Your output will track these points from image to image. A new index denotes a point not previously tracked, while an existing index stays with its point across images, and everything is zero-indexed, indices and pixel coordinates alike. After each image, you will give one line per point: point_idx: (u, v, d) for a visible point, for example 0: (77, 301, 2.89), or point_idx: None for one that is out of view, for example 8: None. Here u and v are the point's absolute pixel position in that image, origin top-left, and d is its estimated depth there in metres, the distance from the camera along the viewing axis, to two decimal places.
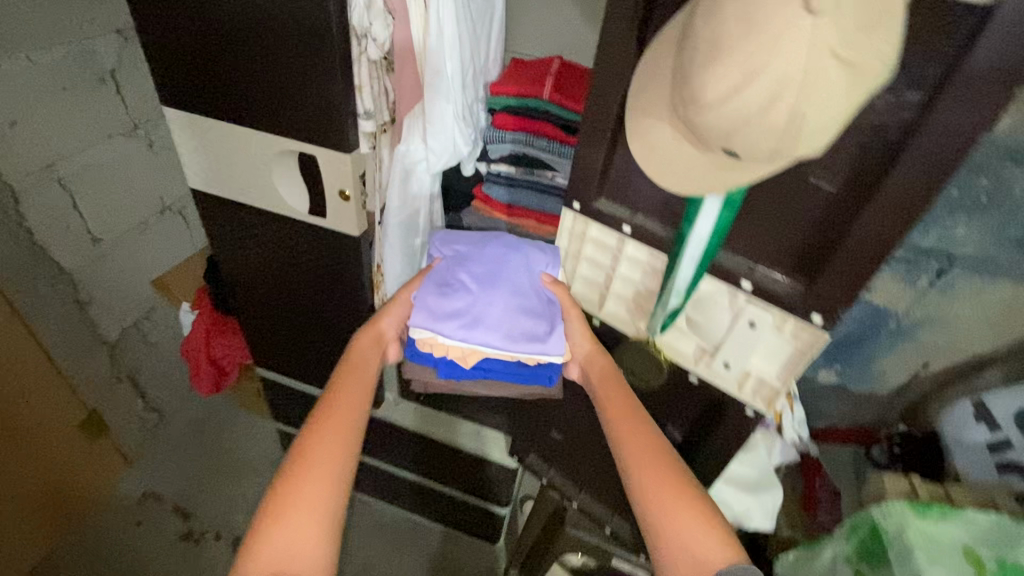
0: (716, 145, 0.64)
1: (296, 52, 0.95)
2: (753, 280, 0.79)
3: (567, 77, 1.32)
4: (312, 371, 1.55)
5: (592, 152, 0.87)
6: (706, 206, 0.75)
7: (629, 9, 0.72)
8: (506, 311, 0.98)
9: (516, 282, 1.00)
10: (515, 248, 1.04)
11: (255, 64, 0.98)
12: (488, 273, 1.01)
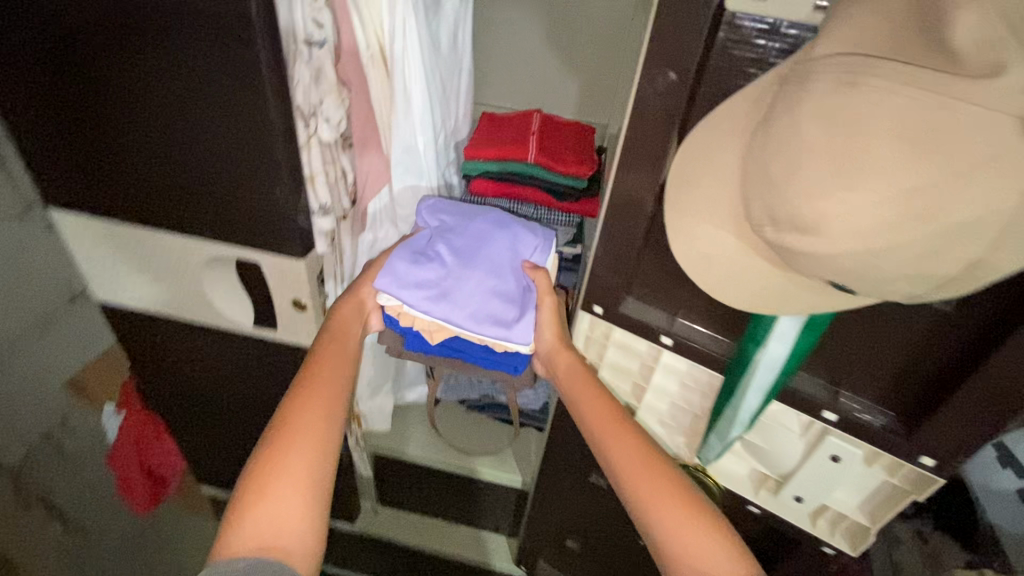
0: (823, 274, 0.48)
1: (230, 147, 0.72)
2: (837, 411, 0.64)
3: (550, 134, 1.16)
4: None
5: (618, 250, 0.70)
6: (781, 328, 0.60)
7: (669, 85, 0.56)
8: (478, 290, 0.79)
9: (498, 261, 0.81)
10: (503, 225, 0.84)
11: (173, 156, 0.75)
12: (470, 245, 0.82)
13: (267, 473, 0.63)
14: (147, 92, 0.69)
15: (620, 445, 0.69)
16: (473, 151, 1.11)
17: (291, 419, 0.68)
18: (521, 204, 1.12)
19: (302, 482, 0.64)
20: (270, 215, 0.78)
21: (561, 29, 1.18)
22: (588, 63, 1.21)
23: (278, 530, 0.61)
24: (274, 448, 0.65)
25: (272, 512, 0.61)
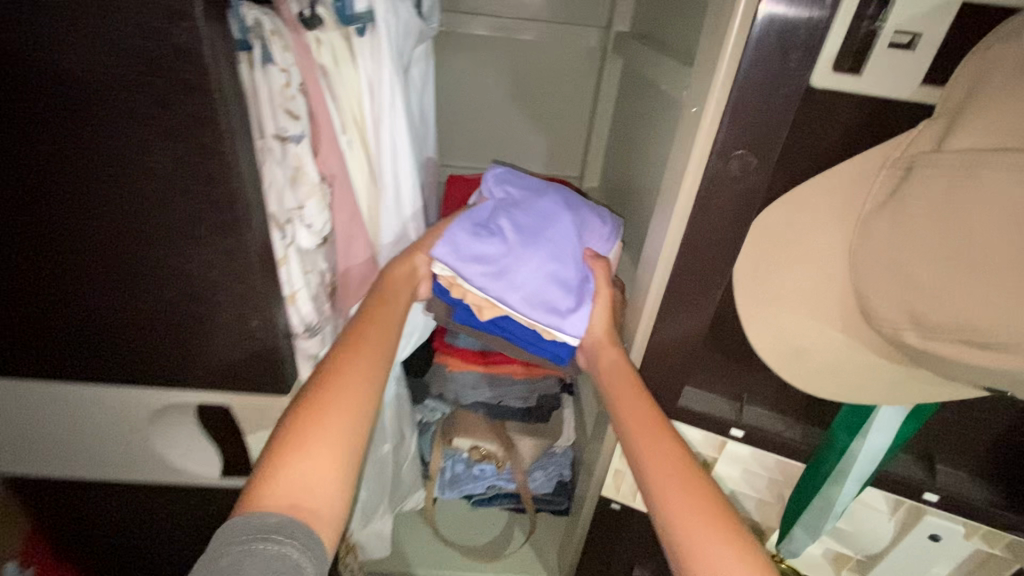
0: (970, 381, 0.42)
1: (185, 275, 0.56)
2: (940, 491, 0.59)
3: None
4: None
5: (677, 341, 0.62)
6: (881, 416, 0.54)
7: (744, 170, 0.50)
8: (537, 274, 0.70)
9: (563, 245, 0.72)
10: (573, 207, 0.75)
11: (97, 295, 0.56)
12: (536, 225, 0.72)
13: (305, 432, 0.53)
14: (64, 223, 0.51)
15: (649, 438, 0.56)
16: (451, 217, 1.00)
17: (333, 379, 0.57)
18: None
19: (334, 451, 0.54)
20: (247, 349, 0.62)
21: (528, 88, 1.11)
22: (558, 116, 1.14)
23: (306, 494, 0.51)
24: (314, 406, 0.55)
25: (307, 474, 0.52)
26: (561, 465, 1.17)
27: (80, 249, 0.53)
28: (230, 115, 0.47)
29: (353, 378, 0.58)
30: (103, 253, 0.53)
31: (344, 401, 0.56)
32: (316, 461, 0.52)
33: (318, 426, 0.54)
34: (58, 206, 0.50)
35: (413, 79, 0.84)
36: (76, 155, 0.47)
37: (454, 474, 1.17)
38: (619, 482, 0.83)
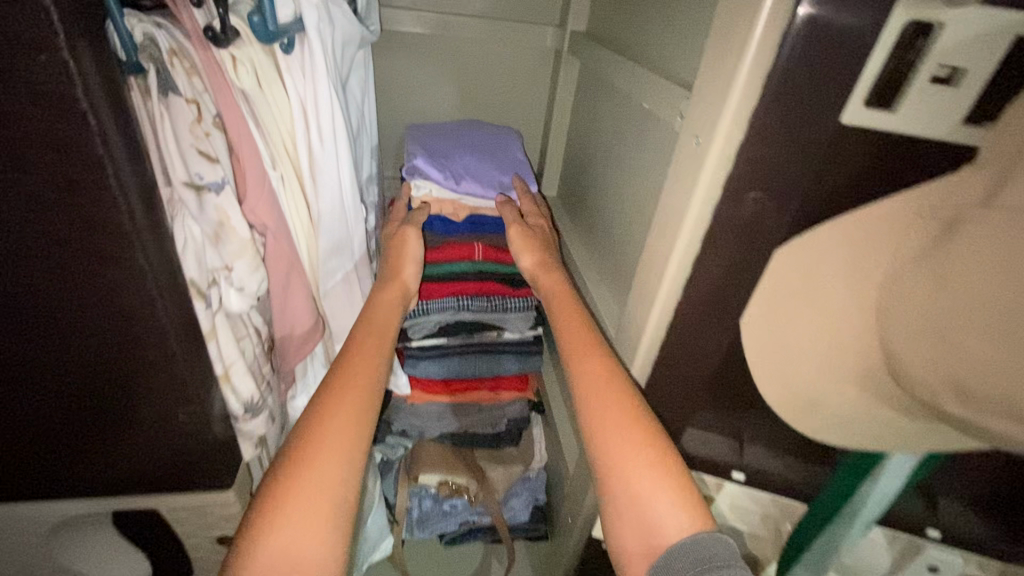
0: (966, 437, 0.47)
1: (109, 359, 0.43)
2: (941, 527, 0.58)
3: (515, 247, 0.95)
4: None
5: (677, 386, 0.58)
6: (891, 465, 0.51)
7: (757, 241, 0.47)
8: (483, 163, 0.88)
9: (486, 147, 0.91)
10: (477, 129, 0.95)
11: (45, 404, 0.45)
12: (466, 140, 0.92)
13: (290, 485, 0.43)
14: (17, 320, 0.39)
15: (583, 360, 0.56)
16: None
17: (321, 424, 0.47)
18: (472, 298, 0.96)
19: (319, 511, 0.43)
20: (189, 445, 0.51)
21: (477, 91, 1.00)
22: (514, 120, 1.05)
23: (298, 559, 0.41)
24: (303, 440, 0.45)
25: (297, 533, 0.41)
26: (536, 488, 1.12)
27: (32, 360, 0.42)
28: (128, 185, 0.36)
29: (345, 404, 0.49)
30: (61, 358, 0.42)
31: (340, 437, 0.46)
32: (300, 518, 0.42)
33: (307, 474, 0.44)
34: (19, 314, 0.39)
35: (356, 96, 0.74)
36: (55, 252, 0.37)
37: (422, 512, 1.08)
38: None
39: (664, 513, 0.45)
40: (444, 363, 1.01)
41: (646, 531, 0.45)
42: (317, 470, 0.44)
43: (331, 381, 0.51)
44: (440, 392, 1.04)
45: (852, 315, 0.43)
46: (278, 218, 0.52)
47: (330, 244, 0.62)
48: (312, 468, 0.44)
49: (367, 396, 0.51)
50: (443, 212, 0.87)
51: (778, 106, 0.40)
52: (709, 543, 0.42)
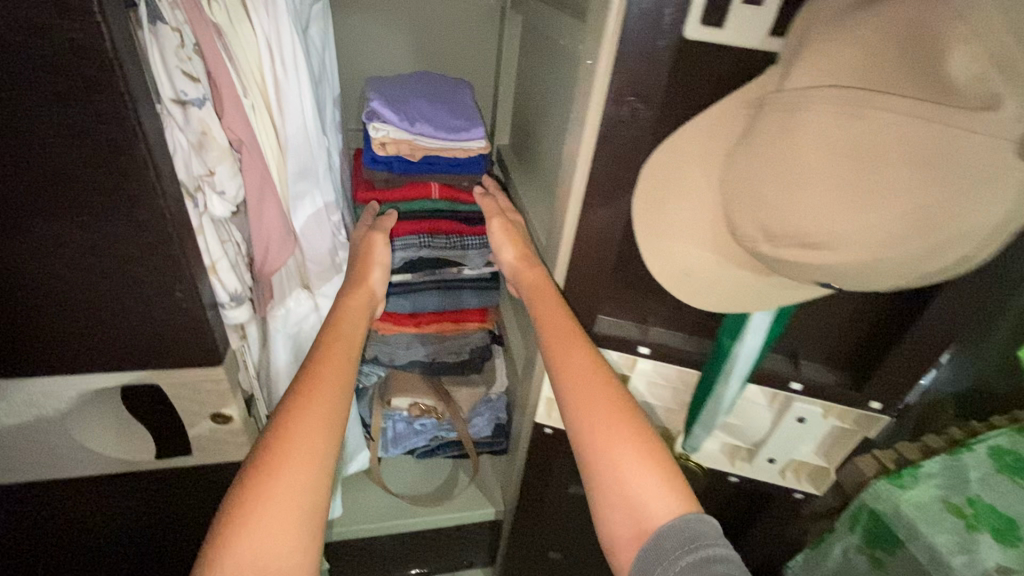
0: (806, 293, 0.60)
1: (118, 239, 0.54)
2: (802, 380, 0.72)
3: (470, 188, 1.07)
4: None
5: (591, 275, 0.71)
6: (753, 321, 0.66)
7: (640, 141, 0.59)
8: (436, 108, 0.99)
9: (439, 95, 1.02)
10: (432, 80, 1.05)
11: (68, 282, 0.55)
12: (421, 89, 1.02)
13: (277, 490, 0.50)
14: (46, 203, 0.50)
15: (565, 363, 0.64)
16: (369, 192, 1.01)
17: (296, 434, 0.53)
18: (433, 237, 1.07)
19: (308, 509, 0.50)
20: (183, 320, 0.61)
21: (432, 46, 1.10)
22: (468, 73, 1.15)
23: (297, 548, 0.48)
24: (285, 451, 0.52)
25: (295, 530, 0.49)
26: (497, 408, 1.24)
27: (57, 239, 0.52)
28: (131, 80, 0.46)
29: (308, 423, 0.55)
30: (80, 238, 0.53)
31: (316, 443, 0.53)
32: (271, 527, 0.48)
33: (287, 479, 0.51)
34: (47, 196, 0.50)
35: (317, 44, 0.83)
36: (75, 140, 0.47)
37: (396, 432, 1.21)
38: (551, 412, 0.91)
39: (655, 503, 0.54)
40: (411, 298, 1.12)
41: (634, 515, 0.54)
42: (303, 476, 0.51)
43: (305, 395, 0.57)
44: (408, 324, 1.16)
45: (705, 190, 0.56)
46: (250, 135, 0.63)
47: (299, 166, 0.72)
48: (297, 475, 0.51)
49: (338, 405, 0.58)
50: (401, 153, 0.97)
51: (641, 23, 0.52)
52: (696, 523, 0.52)
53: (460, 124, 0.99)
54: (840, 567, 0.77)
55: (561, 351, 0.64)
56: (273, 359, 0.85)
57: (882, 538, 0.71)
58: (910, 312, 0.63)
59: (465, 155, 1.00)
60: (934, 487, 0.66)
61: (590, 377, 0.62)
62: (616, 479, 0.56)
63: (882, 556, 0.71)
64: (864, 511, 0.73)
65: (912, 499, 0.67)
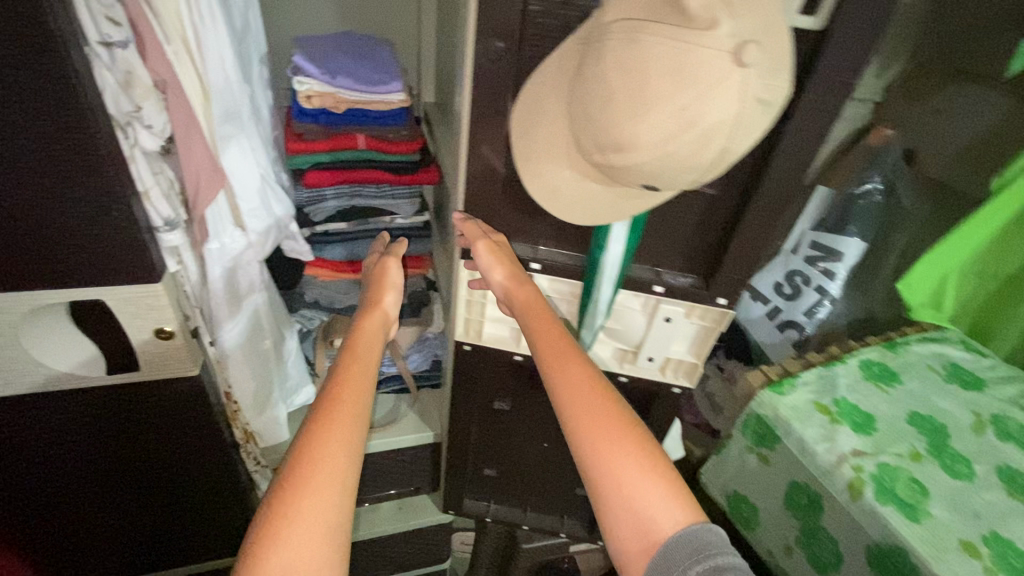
0: (650, 202, 0.73)
1: (54, 160, 0.63)
2: (662, 283, 0.88)
3: (394, 139, 1.15)
4: (203, 549, 1.21)
5: (485, 200, 0.83)
6: (614, 231, 0.80)
7: (509, 77, 0.72)
8: (358, 64, 1.09)
9: (361, 52, 1.11)
10: (355, 40, 1.15)
11: (10, 202, 0.64)
12: (345, 48, 1.12)
13: (301, 515, 0.60)
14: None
15: (567, 384, 0.74)
16: (299, 144, 1.10)
17: (313, 467, 0.63)
18: (362, 186, 1.19)
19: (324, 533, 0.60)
20: (120, 240, 0.71)
21: (356, 7, 1.19)
22: (393, 34, 1.25)
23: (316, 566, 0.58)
24: (310, 483, 0.62)
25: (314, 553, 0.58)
26: (435, 346, 1.36)
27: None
28: (57, 16, 0.56)
29: (331, 449, 0.66)
30: (20, 158, 0.62)
31: (330, 475, 0.63)
32: (300, 546, 0.58)
33: (307, 504, 0.61)
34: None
35: (239, 7, 0.93)
36: (10, 67, 0.56)
37: None
38: (467, 331, 1.04)
39: (662, 515, 0.63)
40: (348, 245, 1.23)
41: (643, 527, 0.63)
42: (316, 502, 0.61)
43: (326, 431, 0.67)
44: (347, 270, 1.27)
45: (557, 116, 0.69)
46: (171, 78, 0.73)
47: (220, 111, 0.83)
48: (314, 505, 0.61)
49: (350, 441, 0.68)
50: (326, 105, 1.08)
51: None
52: (703, 534, 0.60)
53: (380, 78, 1.09)
54: (756, 414, 1.31)
55: (556, 370, 0.75)
56: (211, 291, 0.95)
57: (763, 437, 1.30)
58: (737, 213, 0.79)
59: (388, 108, 1.11)
60: (805, 391, 1.30)
61: (586, 391, 0.72)
62: (619, 497, 0.65)
63: (762, 448, 1.31)
64: (754, 416, 1.32)
65: (782, 403, 1.27)
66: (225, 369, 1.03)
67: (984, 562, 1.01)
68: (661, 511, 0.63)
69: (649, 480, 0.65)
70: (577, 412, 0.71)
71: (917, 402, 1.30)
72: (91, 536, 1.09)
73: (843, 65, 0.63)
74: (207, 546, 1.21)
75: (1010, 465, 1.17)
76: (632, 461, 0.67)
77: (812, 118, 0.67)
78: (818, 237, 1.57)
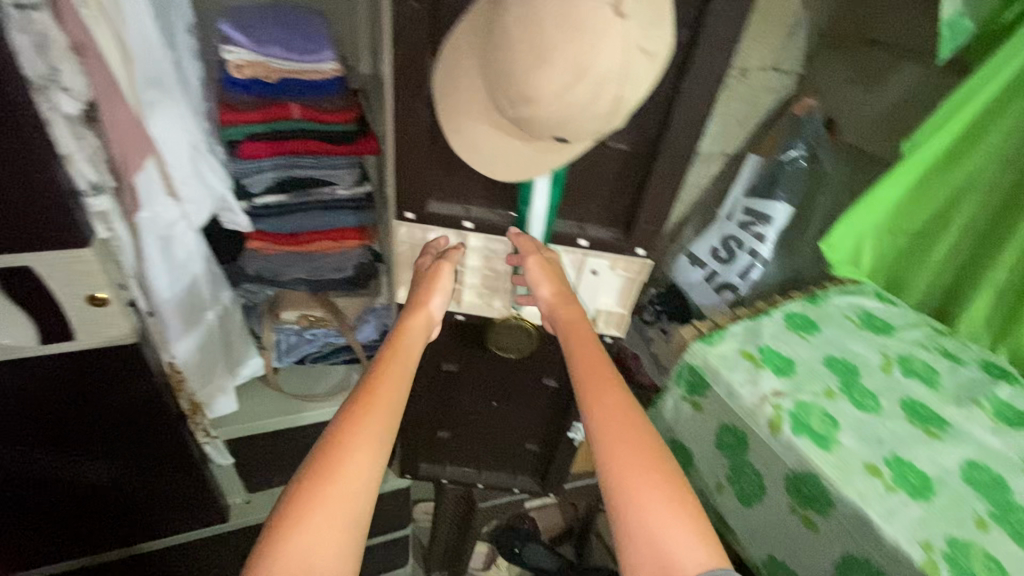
0: (567, 156, 0.78)
1: None
2: (586, 237, 0.95)
3: (329, 110, 1.16)
4: (156, 522, 1.22)
5: (414, 161, 0.87)
6: (537, 186, 0.86)
7: (427, 39, 0.76)
8: (288, 33, 1.11)
9: (292, 22, 1.13)
10: (285, 9, 1.16)
11: None
12: (275, 17, 1.13)
13: (328, 510, 0.70)
14: None
15: (601, 410, 0.82)
16: (231, 115, 1.11)
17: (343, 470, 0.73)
18: (299, 157, 1.20)
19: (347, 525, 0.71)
20: (46, 195, 0.73)
21: None
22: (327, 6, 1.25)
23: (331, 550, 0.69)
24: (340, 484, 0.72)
25: (332, 542, 0.69)
26: (384, 316, 1.40)
27: None
28: None
29: (361, 457, 0.75)
30: None
31: (356, 480, 0.73)
32: (325, 536, 0.69)
33: (336, 501, 0.71)
34: None
35: None
36: None
37: (289, 343, 1.35)
38: (410, 293, 1.08)
39: (683, 550, 0.70)
40: (288, 218, 1.24)
41: (660, 556, 0.70)
42: (341, 501, 0.71)
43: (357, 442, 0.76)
44: (290, 243, 1.28)
45: (473, 74, 0.73)
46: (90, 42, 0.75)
47: (144, 76, 0.85)
48: (338, 503, 0.71)
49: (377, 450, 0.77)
50: (259, 76, 1.09)
51: None
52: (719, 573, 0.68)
53: (311, 48, 1.11)
54: (688, 364, 1.41)
55: (594, 391, 0.84)
56: (145, 259, 0.96)
57: (694, 385, 1.41)
58: (647, 166, 0.86)
59: (323, 76, 1.13)
60: (733, 341, 1.40)
61: (616, 416, 0.81)
62: (638, 523, 0.72)
63: (695, 395, 1.41)
64: (686, 366, 1.41)
65: (711, 352, 1.38)
66: (167, 339, 1.04)
67: (884, 480, 1.12)
68: (679, 544, 0.70)
69: (674, 516, 0.72)
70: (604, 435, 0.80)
71: (835, 347, 1.41)
72: (22, 511, 1.09)
73: (725, 25, 0.70)
74: (144, 527, 1.23)
75: (912, 398, 1.29)
76: (657, 495, 0.74)
77: (704, 76, 0.74)
78: (750, 202, 1.74)
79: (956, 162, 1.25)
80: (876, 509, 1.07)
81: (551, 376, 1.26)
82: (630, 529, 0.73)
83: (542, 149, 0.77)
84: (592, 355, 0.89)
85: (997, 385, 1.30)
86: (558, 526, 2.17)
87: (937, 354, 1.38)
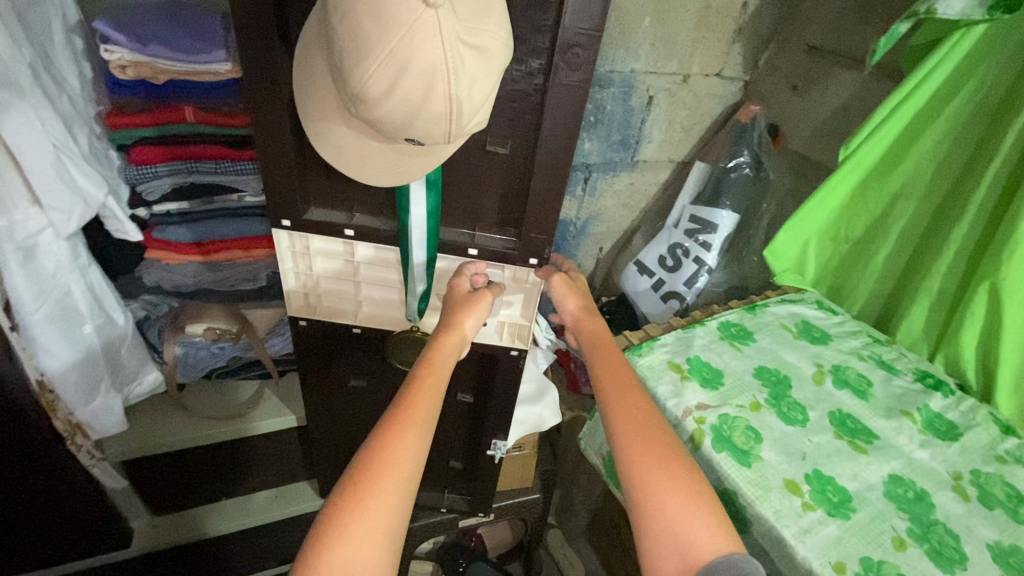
0: (435, 160, 0.74)
1: None
2: (477, 246, 0.90)
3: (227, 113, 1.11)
4: (44, 544, 1.17)
5: (283, 165, 0.82)
6: (413, 191, 0.81)
7: (278, 37, 0.72)
8: (177, 32, 1.04)
9: (183, 20, 1.07)
10: (180, 8, 1.10)
11: None
12: (166, 16, 1.07)
13: (359, 525, 0.65)
14: None
15: (621, 407, 0.80)
16: (116, 119, 1.06)
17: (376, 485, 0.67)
18: (198, 162, 1.13)
19: (378, 541, 0.65)
20: None
21: None
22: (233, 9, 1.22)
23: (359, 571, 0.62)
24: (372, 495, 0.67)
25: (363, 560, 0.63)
26: None
27: None
28: None
29: (395, 469, 0.69)
30: None
31: (390, 494, 0.67)
32: (359, 552, 0.63)
33: (368, 517, 0.65)
34: None
35: None
36: None
37: (193, 357, 1.25)
38: (303, 305, 1.03)
39: (705, 542, 0.67)
40: (189, 226, 1.18)
41: (682, 550, 0.67)
42: (373, 517, 0.66)
43: (388, 454, 0.70)
44: (194, 253, 1.21)
45: (322, 72, 0.69)
46: None
47: None
48: (369, 518, 0.65)
49: (410, 464, 0.71)
50: (145, 76, 1.03)
51: None
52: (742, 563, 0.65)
53: (201, 46, 1.04)
54: None
55: (614, 388, 0.83)
56: (5, 268, 0.90)
57: None
58: (529, 172, 0.82)
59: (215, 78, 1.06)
60: (662, 352, 1.37)
61: (642, 415, 0.79)
62: (666, 517, 0.69)
63: None
64: None
65: (638, 363, 1.34)
66: (36, 351, 0.99)
67: (803, 498, 1.07)
68: (705, 538, 0.67)
69: (696, 508, 0.69)
70: (631, 432, 0.77)
71: (767, 357, 1.37)
72: None
73: (581, 24, 0.68)
74: (31, 552, 1.17)
75: (842, 409, 1.25)
76: (682, 488, 0.71)
77: (569, 76, 0.71)
78: (696, 210, 1.71)
79: (885, 173, 1.24)
80: (790, 527, 1.02)
81: (466, 390, 1.21)
82: (653, 523, 0.69)
83: (404, 152, 0.73)
84: (611, 354, 0.90)
85: (930, 395, 1.26)
86: (507, 543, 2.10)
87: (872, 364, 1.34)
